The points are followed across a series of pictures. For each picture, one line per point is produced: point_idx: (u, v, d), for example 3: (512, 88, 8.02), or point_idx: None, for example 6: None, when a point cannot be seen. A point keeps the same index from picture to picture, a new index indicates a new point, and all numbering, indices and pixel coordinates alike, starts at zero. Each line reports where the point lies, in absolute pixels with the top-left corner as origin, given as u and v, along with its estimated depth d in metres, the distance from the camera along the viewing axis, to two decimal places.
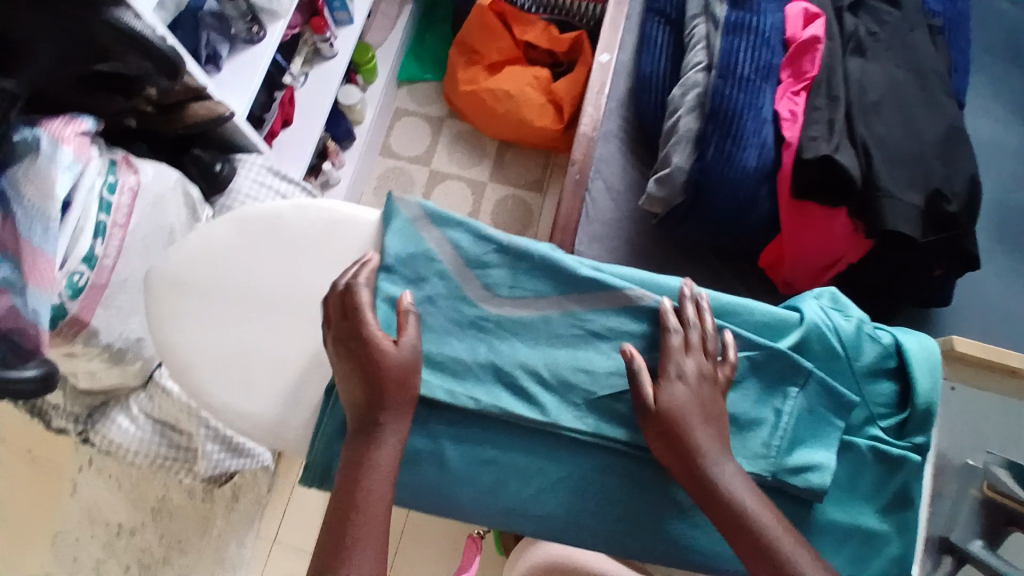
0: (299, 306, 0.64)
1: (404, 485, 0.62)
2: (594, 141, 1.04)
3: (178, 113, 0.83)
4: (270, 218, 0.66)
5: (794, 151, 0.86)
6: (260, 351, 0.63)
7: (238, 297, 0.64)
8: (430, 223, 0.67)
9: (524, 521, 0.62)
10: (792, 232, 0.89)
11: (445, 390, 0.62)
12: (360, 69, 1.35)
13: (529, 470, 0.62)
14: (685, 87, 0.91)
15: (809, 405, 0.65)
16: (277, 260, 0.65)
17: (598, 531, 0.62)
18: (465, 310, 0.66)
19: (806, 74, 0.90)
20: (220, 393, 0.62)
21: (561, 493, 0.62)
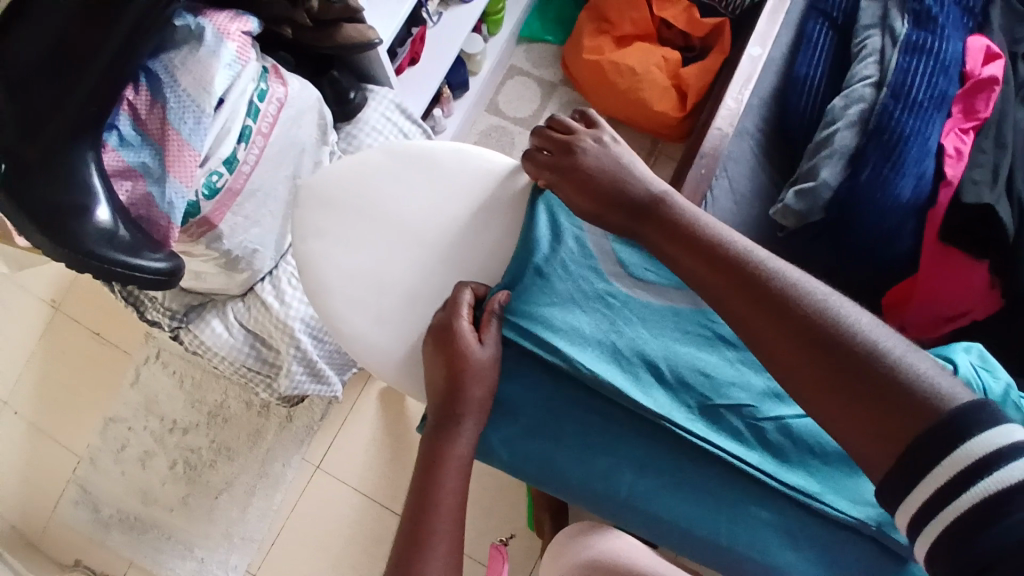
0: (441, 248, 0.64)
1: (514, 451, 0.61)
2: (728, 137, 0.96)
3: (331, 30, 0.81)
4: (426, 155, 0.66)
5: (952, 191, 0.81)
6: (401, 286, 0.63)
7: (383, 226, 0.64)
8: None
9: (632, 513, 0.61)
10: (929, 275, 0.83)
11: (565, 359, 0.60)
12: (488, 18, 1.33)
13: (639, 462, 0.60)
14: (849, 99, 0.87)
15: None
16: (427, 197, 0.65)
17: (701, 543, 0.60)
18: (595, 283, 0.64)
19: (976, 114, 0.85)
20: (355, 321, 0.63)
21: (676, 495, 0.60)
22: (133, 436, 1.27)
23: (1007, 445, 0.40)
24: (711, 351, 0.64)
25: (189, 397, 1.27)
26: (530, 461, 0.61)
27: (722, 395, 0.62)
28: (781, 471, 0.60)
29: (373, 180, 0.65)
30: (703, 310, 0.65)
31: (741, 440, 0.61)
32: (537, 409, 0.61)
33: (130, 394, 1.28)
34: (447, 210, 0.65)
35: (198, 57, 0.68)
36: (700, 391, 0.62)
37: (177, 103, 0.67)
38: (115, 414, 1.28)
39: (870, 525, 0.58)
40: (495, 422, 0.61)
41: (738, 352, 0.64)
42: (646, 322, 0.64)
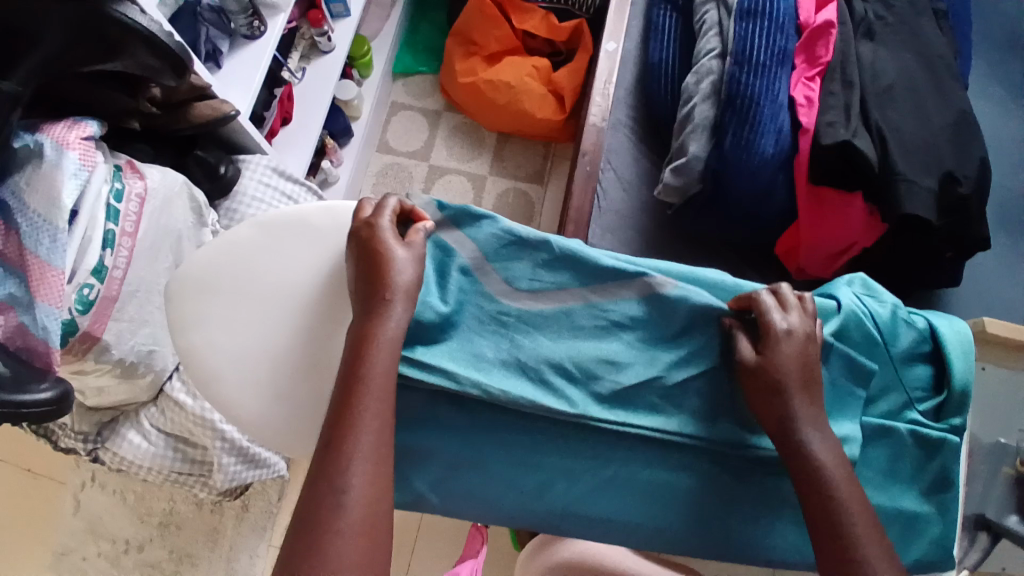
0: (325, 310, 0.62)
1: (445, 493, 0.61)
2: (604, 130, 1.03)
3: (183, 112, 0.81)
4: (293, 220, 0.64)
5: (811, 137, 0.85)
6: (294, 355, 0.61)
7: (264, 304, 0.62)
8: (450, 224, 0.67)
9: (573, 521, 0.62)
10: (808, 220, 0.88)
11: (475, 386, 0.60)
12: (357, 62, 1.33)
13: (570, 471, 0.61)
14: (699, 74, 0.91)
15: (833, 379, 0.66)
16: (304, 262, 0.63)
17: (644, 531, 0.62)
18: (486, 306, 0.64)
19: (819, 59, 0.90)
20: (252, 404, 0.61)
21: (607, 493, 0.62)
22: (86, 568, 1.19)
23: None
24: (612, 339, 0.65)
25: (135, 512, 1.21)
26: (465, 500, 0.61)
27: (631, 376, 0.63)
28: (699, 431, 0.63)
29: (245, 259, 0.63)
30: (593, 303, 0.66)
31: (657, 412, 0.63)
32: (460, 443, 0.61)
33: (74, 523, 1.21)
34: (325, 269, 0.63)
35: (42, 173, 0.66)
36: (611, 378, 0.63)
37: (29, 226, 0.65)
38: (63, 548, 1.20)
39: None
40: (417, 470, 0.61)
41: (635, 332, 0.65)
42: (542, 328, 0.64)
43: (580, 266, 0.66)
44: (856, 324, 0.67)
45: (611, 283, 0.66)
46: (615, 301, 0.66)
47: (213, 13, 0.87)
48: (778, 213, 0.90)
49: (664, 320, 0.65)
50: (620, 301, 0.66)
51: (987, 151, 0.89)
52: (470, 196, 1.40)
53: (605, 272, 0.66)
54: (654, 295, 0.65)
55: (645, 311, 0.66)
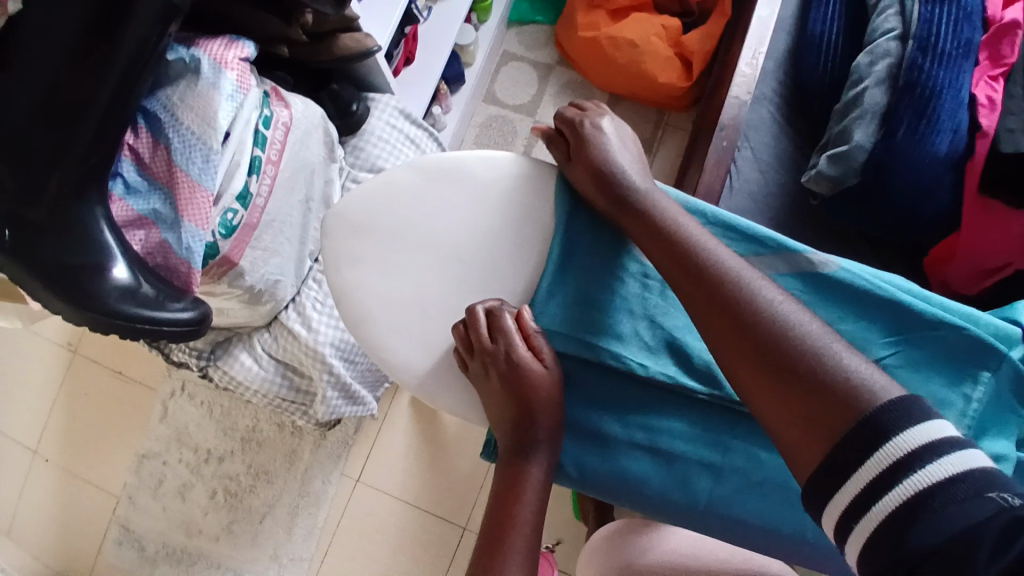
0: (485, 263, 0.61)
1: (586, 473, 0.57)
2: (745, 104, 0.95)
3: (327, 44, 0.78)
4: (455, 167, 0.62)
5: (988, 142, 0.77)
6: (445, 306, 0.60)
7: (422, 250, 0.61)
8: None
9: (713, 521, 0.57)
10: (971, 228, 0.79)
11: (623, 357, 0.58)
12: (476, 6, 1.27)
13: (714, 464, 0.57)
14: (874, 55, 0.82)
15: (997, 391, 0.59)
16: (465, 210, 0.61)
17: (785, 546, 0.57)
18: (631, 266, 0.60)
19: (1003, 59, 0.80)
20: (399, 351, 0.59)
21: (755, 494, 0.56)
22: (168, 471, 1.25)
23: (966, 470, 0.37)
24: None
25: (220, 426, 1.26)
26: (603, 481, 0.57)
27: None
28: None
29: (402, 203, 0.61)
30: None
31: None
32: (608, 415, 0.58)
33: (160, 429, 1.26)
34: (485, 225, 0.61)
35: (198, 90, 0.64)
36: None
37: (182, 143, 0.64)
38: (147, 451, 1.26)
39: None
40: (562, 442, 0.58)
41: None
42: None
43: (733, 235, 0.62)
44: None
45: (767, 257, 0.62)
46: (769, 274, 0.62)
47: None
48: (938, 220, 0.83)
49: (818, 300, 0.61)
50: (774, 275, 0.62)
51: None
52: None
53: (761, 246, 0.62)
54: (813, 275, 0.61)
55: (799, 288, 0.61)
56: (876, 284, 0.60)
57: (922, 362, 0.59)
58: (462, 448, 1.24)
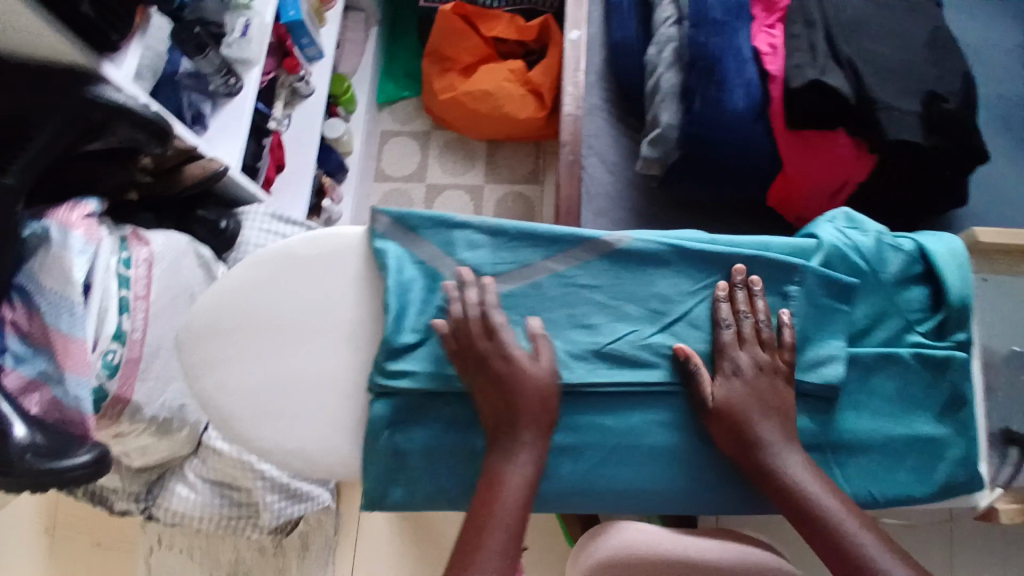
0: (328, 333, 0.60)
1: (455, 498, 0.56)
2: (580, 117, 1.04)
3: (177, 175, 0.85)
4: (280, 252, 0.61)
5: (781, 84, 0.83)
6: (302, 383, 0.59)
7: (267, 339, 0.60)
8: (411, 232, 0.61)
9: (585, 500, 0.57)
10: (798, 165, 0.87)
11: (458, 380, 0.56)
12: (339, 100, 1.34)
13: (571, 448, 0.57)
14: (660, 44, 0.90)
15: (812, 300, 0.58)
16: (297, 291, 0.60)
17: (663, 502, 0.58)
18: (450, 294, 0.59)
19: (777, 5, 0.88)
20: (268, 438, 0.59)
21: (616, 462, 0.57)
22: None
23: None
24: (585, 302, 0.60)
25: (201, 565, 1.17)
26: (473, 499, 0.55)
27: (609, 333, 0.59)
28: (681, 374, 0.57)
29: (240, 301, 0.61)
30: (558, 271, 0.60)
31: (638, 365, 0.58)
32: (464, 430, 0.56)
33: None
34: (318, 298, 0.60)
35: (50, 257, 0.69)
36: (589, 341, 0.59)
37: (49, 306, 0.68)
38: None
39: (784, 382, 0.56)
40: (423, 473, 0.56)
41: (602, 291, 0.60)
42: (516, 308, 0.60)
43: (538, 238, 0.61)
44: (841, 258, 0.59)
45: (572, 248, 0.61)
46: (579, 265, 0.60)
47: (191, 77, 0.90)
48: (764, 161, 0.89)
49: (630, 272, 0.60)
50: (584, 264, 0.61)
51: (969, 65, 0.90)
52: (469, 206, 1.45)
53: (563, 239, 0.61)
54: (616, 251, 0.61)
55: (610, 269, 0.60)
56: (671, 240, 0.61)
57: (738, 298, 0.60)
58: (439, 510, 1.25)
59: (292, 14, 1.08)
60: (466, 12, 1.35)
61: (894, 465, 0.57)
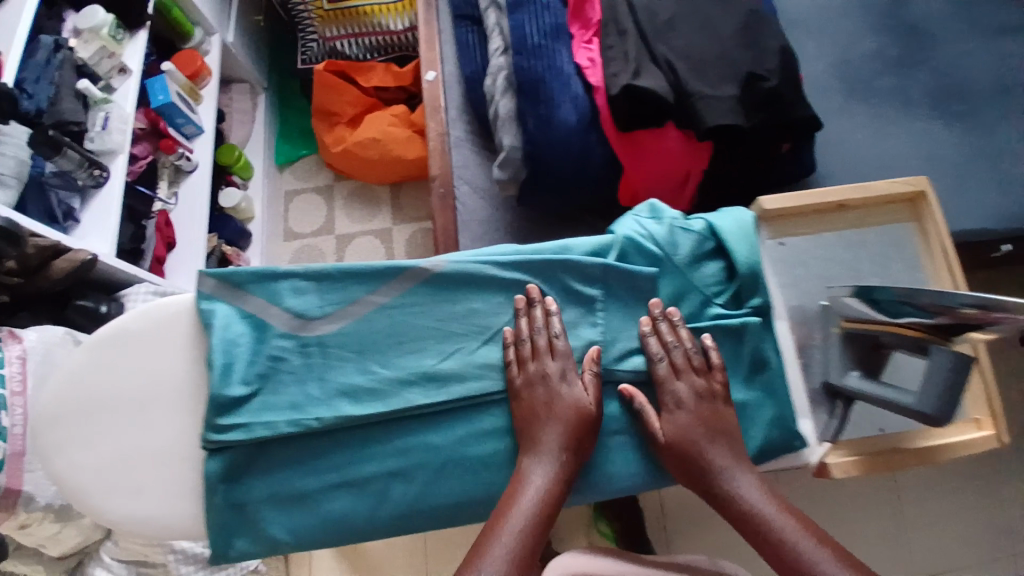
0: (167, 399, 0.64)
1: (299, 532, 0.58)
2: (446, 150, 1.08)
3: (43, 273, 0.87)
4: (116, 331, 0.65)
5: (603, 93, 0.89)
6: (147, 449, 0.63)
7: (112, 413, 0.64)
8: (242, 289, 0.63)
9: (421, 518, 0.58)
10: (633, 165, 0.93)
11: (290, 423, 0.58)
12: (234, 169, 1.38)
13: (402, 470, 0.58)
14: (493, 73, 0.96)
15: (614, 293, 0.63)
16: (136, 365, 0.64)
17: (502, 508, 0.59)
18: (281, 342, 0.61)
19: (591, 21, 0.95)
20: (121, 506, 0.62)
21: (449, 476, 0.58)
22: None
23: None
24: (410, 328, 0.62)
25: None
26: (314, 533, 0.58)
27: (435, 355, 0.61)
28: (504, 381, 0.60)
29: (83, 381, 0.64)
30: (382, 305, 0.62)
31: (465, 380, 0.60)
32: (300, 469, 0.59)
33: None
34: (156, 367, 0.64)
35: None
36: (415, 365, 0.61)
37: None
38: None
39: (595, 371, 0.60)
40: (269, 514, 0.58)
41: (426, 316, 0.62)
42: (346, 345, 0.62)
43: (359, 275, 0.63)
44: (637, 249, 0.64)
45: (393, 280, 0.63)
46: (400, 296, 0.63)
47: (56, 176, 0.93)
48: (604, 167, 0.94)
49: (450, 294, 0.63)
50: (405, 295, 0.63)
51: (786, 36, 0.94)
52: (381, 250, 1.48)
53: (383, 273, 0.63)
54: (433, 277, 0.63)
55: (429, 295, 0.63)
56: (482, 259, 0.63)
57: (550, 300, 0.63)
58: (389, 554, 1.26)
59: (162, 97, 1.14)
60: (342, 67, 1.40)
61: None
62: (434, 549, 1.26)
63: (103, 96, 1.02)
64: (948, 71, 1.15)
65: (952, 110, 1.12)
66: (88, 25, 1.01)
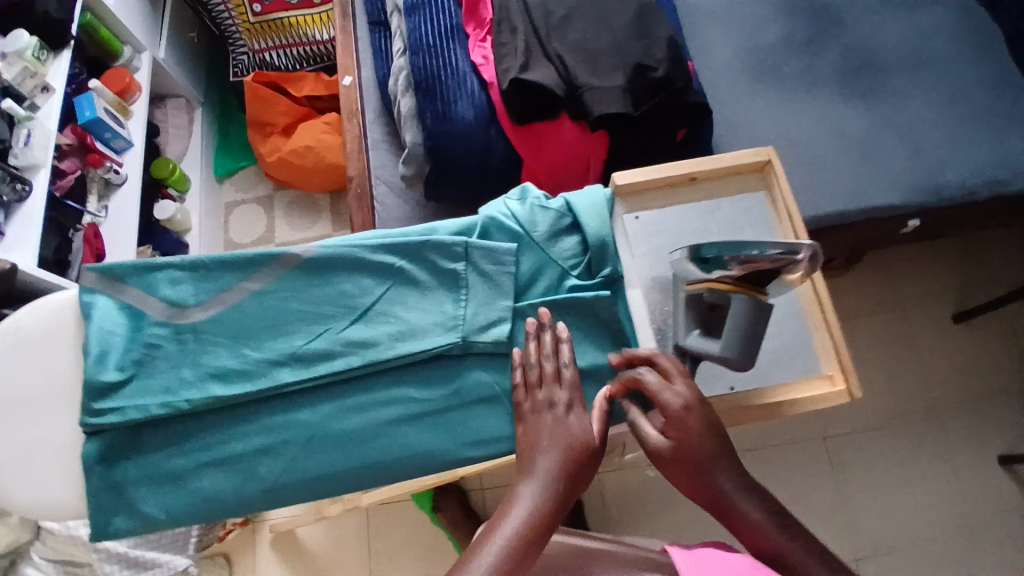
0: (61, 392, 0.65)
1: (173, 509, 0.60)
2: (363, 154, 1.09)
3: None
4: (7, 328, 0.66)
5: (496, 88, 0.93)
6: (42, 441, 0.65)
7: (5, 407, 0.65)
8: (120, 281, 0.63)
9: (292, 491, 0.60)
10: (533, 156, 0.96)
11: (162, 404, 0.60)
12: (169, 182, 1.40)
13: (274, 444, 0.61)
14: (396, 74, 1.00)
15: (478, 268, 0.64)
16: (27, 360, 0.66)
17: (372, 479, 0.61)
18: (155, 331, 0.62)
19: (485, 20, 0.99)
20: (16, 497, 0.64)
21: (319, 450, 0.60)
22: None
23: None
24: (284, 311, 0.64)
25: None
26: (189, 510, 0.60)
27: (306, 336, 0.63)
28: (371, 357, 0.62)
29: None
30: (256, 291, 0.64)
31: (334, 358, 0.62)
32: (175, 449, 0.61)
33: None
34: (48, 362, 0.66)
35: None
36: (286, 346, 0.63)
37: None
38: None
39: (458, 342, 0.62)
40: (143, 493, 0.60)
41: (300, 300, 0.64)
42: (221, 331, 0.63)
43: (234, 264, 0.64)
44: (499, 227, 0.67)
45: (266, 266, 0.64)
46: (273, 282, 0.64)
47: None
48: (505, 160, 0.97)
49: (321, 277, 0.64)
50: (279, 281, 0.64)
51: (674, 27, 0.97)
52: None
53: (257, 260, 0.64)
54: (305, 262, 0.64)
55: (303, 280, 0.64)
56: (353, 243, 0.65)
57: (418, 278, 0.65)
58: (338, 555, 1.27)
59: (89, 113, 1.16)
60: (272, 79, 1.43)
61: None
62: (379, 546, 1.27)
63: (27, 113, 1.05)
64: (863, 45, 1.13)
65: (868, 86, 1.10)
66: (11, 48, 1.03)
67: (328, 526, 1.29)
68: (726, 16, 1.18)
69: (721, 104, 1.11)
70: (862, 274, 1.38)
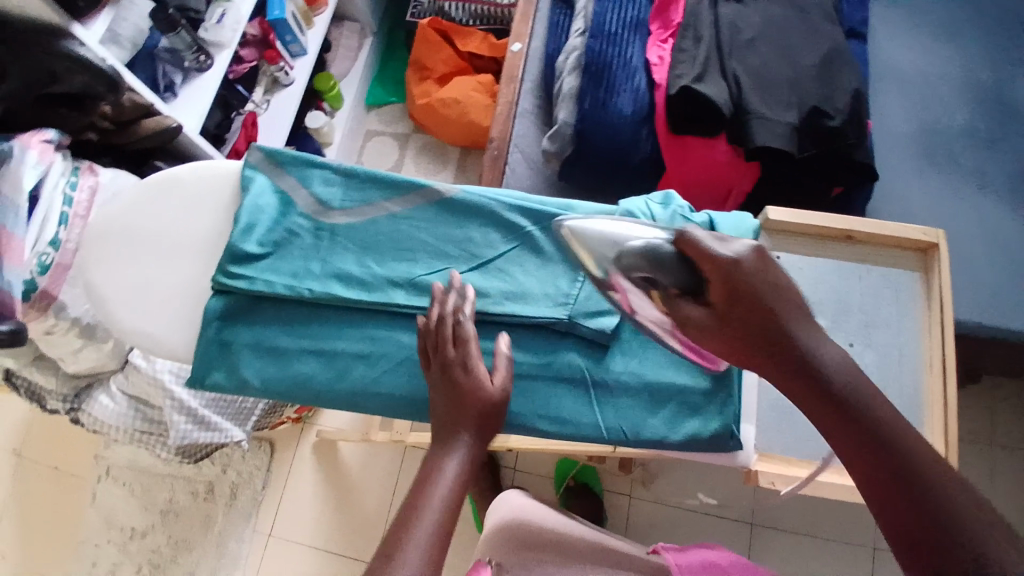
0: (195, 245, 0.72)
1: (267, 380, 0.64)
2: (511, 117, 1.11)
3: (134, 128, 0.99)
4: (170, 177, 0.73)
5: (663, 90, 0.92)
6: (167, 282, 0.71)
7: (146, 244, 0.72)
8: (281, 168, 0.69)
9: (371, 401, 0.63)
10: (677, 167, 0.94)
11: (286, 286, 0.65)
12: (325, 96, 1.49)
13: (369, 354, 0.64)
14: (567, 52, 1.00)
15: None
16: (176, 208, 0.73)
17: None
18: (299, 220, 0.67)
19: (672, 23, 0.98)
20: (130, 321, 0.71)
21: (407, 373, 0.63)
22: (100, 553, 1.31)
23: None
24: (413, 238, 0.67)
25: (142, 502, 1.34)
26: (278, 385, 0.64)
27: (426, 268, 0.66)
28: (480, 306, 0.64)
29: (132, 212, 0.73)
30: (395, 213, 0.67)
31: None
32: (283, 330, 0.65)
33: (92, 514, 1.34)
34: (194, 216, 0.73)
35: (9, 168, 0.79)
36: (406, 271, 0.66)
37: None
38: (83, 536, 1.33)
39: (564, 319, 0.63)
40: (246, 357, 0.65)
41: (431, 233, 0.67)
42: (353, 238, 0.67)
43: (383, 183, 0.68)
44: (634, 224, 0.67)
45: (409, 194, 0.68)
46: (411, 210, 0.67)
47: (168, 52, 1.07)
48: (647, 163, 0.96)
49: (454, 219, 0.67)
50: (417, 210, 0.68)
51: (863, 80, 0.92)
52: None
53: (403, 186, 0.68)
54: (445, 200, 0.67)
55: (438, 216, 0.67)
56: (493, 196, 0.67)
57: (543, 248, 0.66)
58: (366, 484, 1.32)
59: (278, 13, 1.24)
60: (444, 28, 1.50)
61: (646, 407, 0.62)
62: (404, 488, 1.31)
63: None
64: None
65: None
66: None
67: (365, 454, 1.35)
68: (918, 85, 1.10)
69: (884, 173, 1.05)
70: (970, 394, 1.28)
